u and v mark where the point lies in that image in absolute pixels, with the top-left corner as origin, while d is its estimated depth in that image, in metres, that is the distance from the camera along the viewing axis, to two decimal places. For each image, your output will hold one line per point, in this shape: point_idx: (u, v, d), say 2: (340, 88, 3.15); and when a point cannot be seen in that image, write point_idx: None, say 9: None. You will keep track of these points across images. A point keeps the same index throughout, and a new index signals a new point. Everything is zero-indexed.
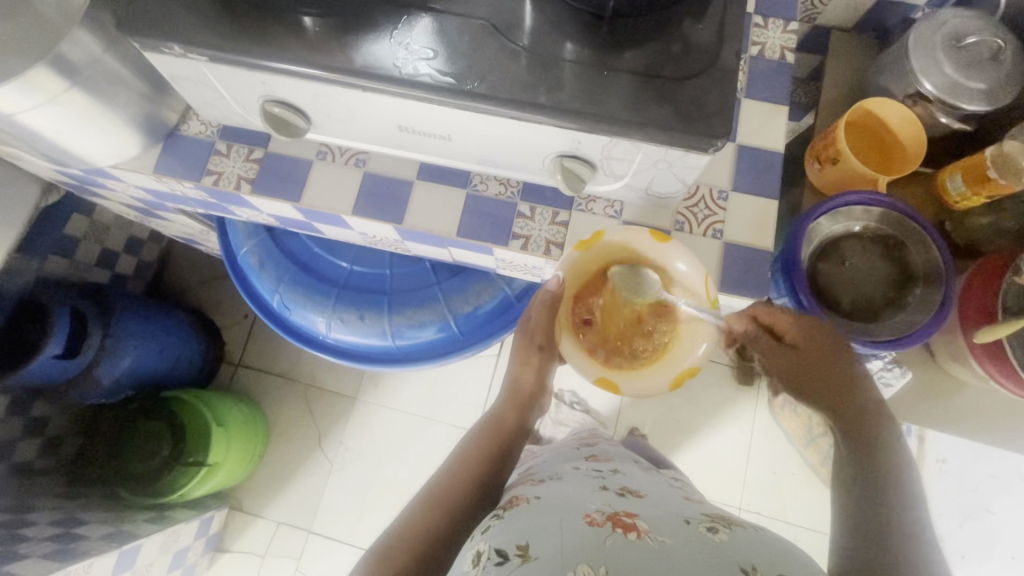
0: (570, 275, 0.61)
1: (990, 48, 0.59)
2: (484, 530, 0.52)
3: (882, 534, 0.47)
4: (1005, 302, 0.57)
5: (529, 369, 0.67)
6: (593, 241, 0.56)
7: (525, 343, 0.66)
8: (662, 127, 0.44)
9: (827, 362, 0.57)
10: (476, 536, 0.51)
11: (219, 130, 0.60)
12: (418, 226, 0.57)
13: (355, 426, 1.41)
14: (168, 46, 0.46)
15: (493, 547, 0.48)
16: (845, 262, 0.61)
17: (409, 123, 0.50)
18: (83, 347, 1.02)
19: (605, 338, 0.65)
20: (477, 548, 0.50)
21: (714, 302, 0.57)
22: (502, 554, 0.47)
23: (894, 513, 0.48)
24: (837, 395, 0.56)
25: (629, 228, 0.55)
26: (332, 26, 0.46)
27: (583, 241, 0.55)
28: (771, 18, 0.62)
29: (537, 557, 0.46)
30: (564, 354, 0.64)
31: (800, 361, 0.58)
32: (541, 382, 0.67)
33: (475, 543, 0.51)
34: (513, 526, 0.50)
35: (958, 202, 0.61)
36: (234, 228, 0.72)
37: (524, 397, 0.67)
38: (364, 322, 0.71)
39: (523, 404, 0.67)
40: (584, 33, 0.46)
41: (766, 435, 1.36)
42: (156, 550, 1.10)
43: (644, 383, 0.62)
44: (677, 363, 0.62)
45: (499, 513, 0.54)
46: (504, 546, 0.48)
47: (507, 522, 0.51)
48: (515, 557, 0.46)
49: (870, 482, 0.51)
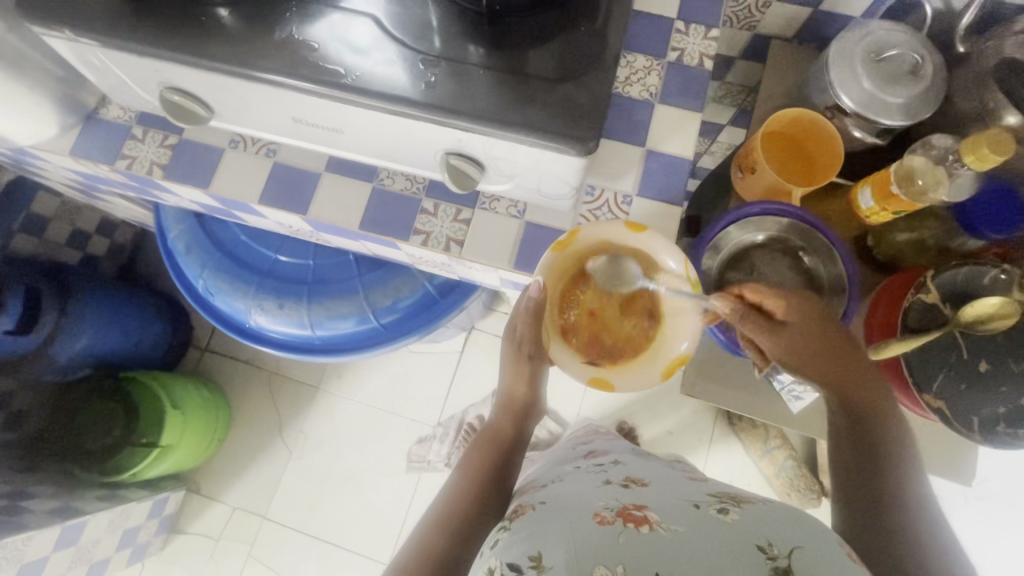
0: (558, 276, 0.60)
1: (910, 62, 0.56)
2: (493, 544, 0.53)
3: (890, 527, 0.48)
4: (907, 319, 0.58)
5: (521, 378, 0.70)
6: (570, 240, 0.56)
7: (515, 354, 0.68)
8: (535, 132, 0.45)
9: (826, 336, 0.55)
10: (487, 553, 0.51)
11: (136, 116, 0.62)
12: (322, 217, 0.61)
13: (315, 416, 1.39)
14: (58, 30, 0.46)
15: (505, 562, 0.48)
16: (755, 272, 0.63)
17: (302, 116, 0.51)
18: (37, 324, 1.01)
19: (595, 337, 0.63)
20: (489, 565, 0.49)
21: (694, 282, 0.56)
22: (515, 568, 0.47)
23: (901, 503, 0.49)
24: (836, 371, 0.56)
25: (609, 221, 0.56)
26: (243, 16, 0.46)
27: (559, 242, 0.56)
28: (693, 24, 0.61)
29: (551, 566, 0.45)
30: (554, 358, 0.62)
31: (796, 337, 0.56)
32: (533, 392, 0.71)
33: (486, 559, 0.51)
34: (524, 538, 0.50)
35: (869, 217, 0.60)
36: (165, 214, 0.81)
37: (518, 406, 0.72)
38: (283, 310, 0.80)
39: (517, 414, 0.72)
40: (466, 34, 0.47)
41: (724, 447, 1.32)
42: (103, 527, 1.13)
43: (644, 377, 0.59)
44: (663, 354, 0.59)
45: (506, 526, 0.55)
46: (517, 560, 0.48)
47: (515, 535, 0.51)
48: (528, 569, 0.46)
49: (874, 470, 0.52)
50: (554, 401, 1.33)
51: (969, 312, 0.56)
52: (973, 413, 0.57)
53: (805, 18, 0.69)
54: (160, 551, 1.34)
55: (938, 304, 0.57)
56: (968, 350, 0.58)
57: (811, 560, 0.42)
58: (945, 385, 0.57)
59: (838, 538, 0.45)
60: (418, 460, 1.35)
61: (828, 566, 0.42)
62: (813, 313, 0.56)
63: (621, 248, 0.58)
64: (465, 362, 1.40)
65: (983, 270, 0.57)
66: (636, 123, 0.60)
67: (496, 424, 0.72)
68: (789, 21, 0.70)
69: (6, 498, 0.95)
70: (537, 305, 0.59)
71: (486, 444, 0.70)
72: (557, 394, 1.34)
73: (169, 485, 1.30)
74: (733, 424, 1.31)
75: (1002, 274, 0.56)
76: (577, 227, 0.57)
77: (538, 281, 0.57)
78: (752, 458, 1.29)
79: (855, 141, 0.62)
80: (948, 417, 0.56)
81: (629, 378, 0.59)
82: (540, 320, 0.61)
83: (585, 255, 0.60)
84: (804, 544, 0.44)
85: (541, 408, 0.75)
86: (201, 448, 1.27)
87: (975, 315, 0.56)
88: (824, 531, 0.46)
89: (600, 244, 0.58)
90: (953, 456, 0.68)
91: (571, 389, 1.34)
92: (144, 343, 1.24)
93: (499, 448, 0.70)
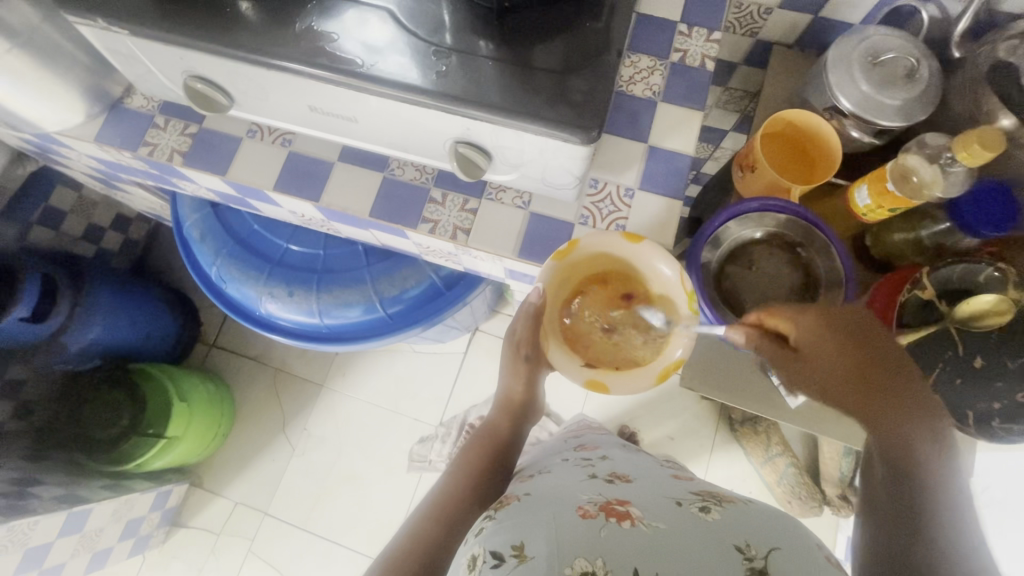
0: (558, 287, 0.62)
1: (906, 66, 0.58)
2: (477, 532, 0.52)
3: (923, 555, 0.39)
4: (903, 315, 0.60)
5: (518, 377, 0.71)
6: (570, 250, 0.58)
7: (514, 352, 0.70)
8: (541, 120, 0.47)
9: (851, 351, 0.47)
10: (470, 540, 0.51)
11: (160, 105, 0.65)
12: (334, 205, 0.63)
13: (318, 414, 1.40)
14: (93, 19, 0.49)
15: (488, 550, 0.48)
16: (753, 266, 0.65)
17: (317, 104, 0.53)
18: (52, 312, 1.02)
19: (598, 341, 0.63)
20: (472, 552, 0.50)
21: (692, 294, 0.58)
22: (497, 556, 0.47)
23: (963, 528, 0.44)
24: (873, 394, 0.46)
25: (603, 232, 0.57)
26: (267, 9, 0.48)
27: (560, 251, 0.57)
28: (695, 28, 0.64)
29: (534, 556, 0.46)
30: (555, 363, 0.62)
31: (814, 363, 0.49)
32: (531, 392, 0.73)
33: (470, 547, 0.51)
34: (507, 526, 0.50)
35: (866, 215, 0.62)
36: (182, 202, 0.85)
37: (515, 405, 0.73)
38: (292, 298, 0.82)
39: (516, 414, 0.74)
40: (477, 26, 0.49)
41: (726, 454, 1.32)
42: (107, 517, 1.12)
43: (637, 383, 0.59)
44: (658, 359, 0.60)
45: (490, 514, 0.55)
46: (500, 548, 0.48)
47: (499, 523, 0.51)
48: (511, 558, 0.46)
49: (901, 518, 0.42)
50: (557, 403, 1.34)
51: (965, 308, 0.57)
52: (966, 408, 0.58)
53: (805, 24, 0.71)
54: (161, 544, 1.34)
55: (934, 301, 0.58)
56: (964, 346, 0.58)
57: (787, 563, 0.43)
58: (941, 379, 0.59)
59: (817, 542, 0.47)
60: (419, 459, 1.35)
61: (801, 565, 0.43)
62: (824, 330, 0.49)
63: (623, 260, 0.60)
64: (469, 363, 1.41)
65: (979, 268, 0.58)
66: (638, 120, 0.62)
67: (492, 423, 0.74)
68: (790, 28, 0.72)
69: (15, 483, 0.95)
70: (538, 309, 0.61)
71: (482, 439, 0.72)
72: (560, 397, 1.34)
73: (172, 478, 1.31)
74: (735, 430, 1.31)
75: (996, 271, 0.57)
76: (577, 237, 0.58)
77: (538, 288, 0.59)
78: (754, 465, 1.28)
79: (853, 141, 0.64)
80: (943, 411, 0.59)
81: (624, 384, 0.59)
82: (538, 324, 0.63)
83: (589, 264, 0.61)
84: (780, 545, 0.45)
85: (539, 406, 0.76)
86: (206, 441, 1.28)
87: (970, 312, 0.57)
88: (803, 534, 0.47)
89: (601, 258, 0.61)
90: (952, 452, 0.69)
91: (573, 392, 1.34)
92: (153, 335, 1.25)
93: (494, 444, 0.72)
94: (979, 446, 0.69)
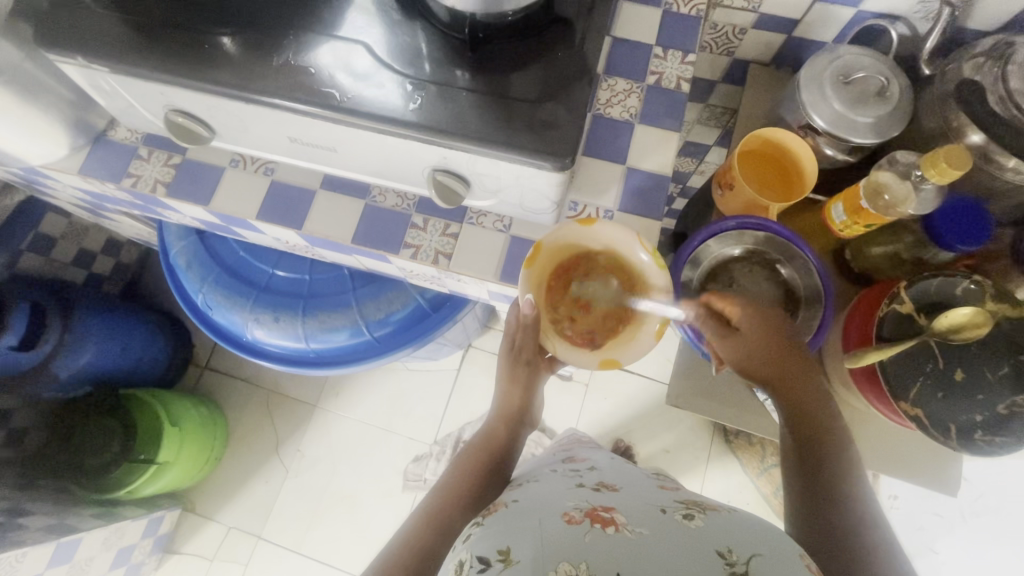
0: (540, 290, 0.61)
1: (877, 84, 0.59)
2: (465, 538, 0.52)
3: (843, 547, 0.53)
4: (881, 329, 0.60)
5: (517, 387, 0.73)
6: (536, 254, 0.58)
7: (512, 360, 0.72)
8: (515, 149, 0.48)
9: (779, 341, 0.59)
10: (458, 546, 0.51)
11: (143, 137, 0.66)
12: (317, 232, 0.64)
13: (312, 434, 1.40)
14: (74, 57, 0.49)
15: (475, 555, 0.48)
16: (732, 283, 0.66)
17: (297, 135, 0.54)
18: (40, 340, 1.02)
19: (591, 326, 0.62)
20: (459, 557, 0.49)
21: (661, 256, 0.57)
22: (484, 561, 0.47)
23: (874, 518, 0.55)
24: (797, 370, 0.59)
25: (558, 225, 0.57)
26: (245, 43, 0.49)
27: (528, 258, 0.57)
28: (670, 50, 0.65)
29: (519, 560, 0.45)
30: (564, 356, 0.61)
31: (754, 343, 0.60)
32: (527, 400, 0.74)
33: (457, 553, 0.51)
34: (492, 533, 0.50)
35: (843, 231, 0.62)
36: (168, 230, 0.85)
37: (512, 414, 0.74)
38: (278, 323, 0.83)
39: (512, 420, 0.74)
40: (453, 57, 0.50)
41: (721, 466, 1.31)
42: (98, 546, 1.11)
43: (643, 346, 0.59)
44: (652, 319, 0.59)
45: (478, 521, 0.55)
46: (486, 553, 0.47)
47: (486, 529, 0.51)
48: (496, 561, 0.46)
49: (824, 510, 0.55)
50: (552, 419, 1.34)
51: (944, 321, 0.58)
52: (950, 420, 0.58)
53: (779, 42, 0.72)
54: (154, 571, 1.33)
55: (913, 315, 0.59)
56: (943, 359, 0.59)
57: (768, 568, 0.43)
58: (923, 393, 0.58)
59: (799, 548, 0.47)
60: (416, 479, 1.33)
61: (781, 570, 0.43)
62: (765, 320, 0.60)
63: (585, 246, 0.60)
64: (462, 379, 1.41)
65: (955, 282, 0.60)
66: (617, 142, 0.63)
67: (489, 430, 0.74)
68: (765, 46, 0.74)
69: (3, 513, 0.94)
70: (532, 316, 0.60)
71: (478, 446, 0.72)
72: (555, 413, 1.34)
73: (164, 503, 1.30)
74: (731, 443, 1.31)
75: (973, 284, 0.59)
76: (538, 241, 0.58)
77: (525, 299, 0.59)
78: (750, 476, 1.28)
79: (828, 158, 0.65)
80: (926, 425, 0.57)
81: (632, 351, 0.59)
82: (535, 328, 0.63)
83: (556, 261, 0.61)
84: (762, 551, 0.45)
85: (533, 416, 0.77)
86: (199, 465, 1.27)
87: (949, 324, 0.58)
88: (785, 542, 0.47)
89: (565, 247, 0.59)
90: (936, 464, 0.69)
91: (568, 407, 1.35)
92: (144, 359, 1.25)
93: (491, 449, 0.71)
94: (963, 457, 0.69)
